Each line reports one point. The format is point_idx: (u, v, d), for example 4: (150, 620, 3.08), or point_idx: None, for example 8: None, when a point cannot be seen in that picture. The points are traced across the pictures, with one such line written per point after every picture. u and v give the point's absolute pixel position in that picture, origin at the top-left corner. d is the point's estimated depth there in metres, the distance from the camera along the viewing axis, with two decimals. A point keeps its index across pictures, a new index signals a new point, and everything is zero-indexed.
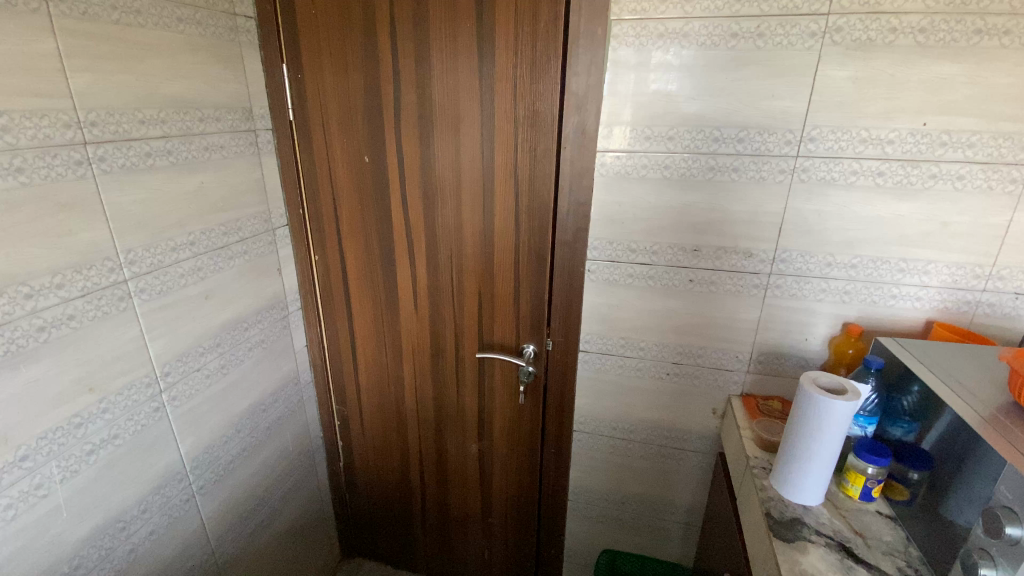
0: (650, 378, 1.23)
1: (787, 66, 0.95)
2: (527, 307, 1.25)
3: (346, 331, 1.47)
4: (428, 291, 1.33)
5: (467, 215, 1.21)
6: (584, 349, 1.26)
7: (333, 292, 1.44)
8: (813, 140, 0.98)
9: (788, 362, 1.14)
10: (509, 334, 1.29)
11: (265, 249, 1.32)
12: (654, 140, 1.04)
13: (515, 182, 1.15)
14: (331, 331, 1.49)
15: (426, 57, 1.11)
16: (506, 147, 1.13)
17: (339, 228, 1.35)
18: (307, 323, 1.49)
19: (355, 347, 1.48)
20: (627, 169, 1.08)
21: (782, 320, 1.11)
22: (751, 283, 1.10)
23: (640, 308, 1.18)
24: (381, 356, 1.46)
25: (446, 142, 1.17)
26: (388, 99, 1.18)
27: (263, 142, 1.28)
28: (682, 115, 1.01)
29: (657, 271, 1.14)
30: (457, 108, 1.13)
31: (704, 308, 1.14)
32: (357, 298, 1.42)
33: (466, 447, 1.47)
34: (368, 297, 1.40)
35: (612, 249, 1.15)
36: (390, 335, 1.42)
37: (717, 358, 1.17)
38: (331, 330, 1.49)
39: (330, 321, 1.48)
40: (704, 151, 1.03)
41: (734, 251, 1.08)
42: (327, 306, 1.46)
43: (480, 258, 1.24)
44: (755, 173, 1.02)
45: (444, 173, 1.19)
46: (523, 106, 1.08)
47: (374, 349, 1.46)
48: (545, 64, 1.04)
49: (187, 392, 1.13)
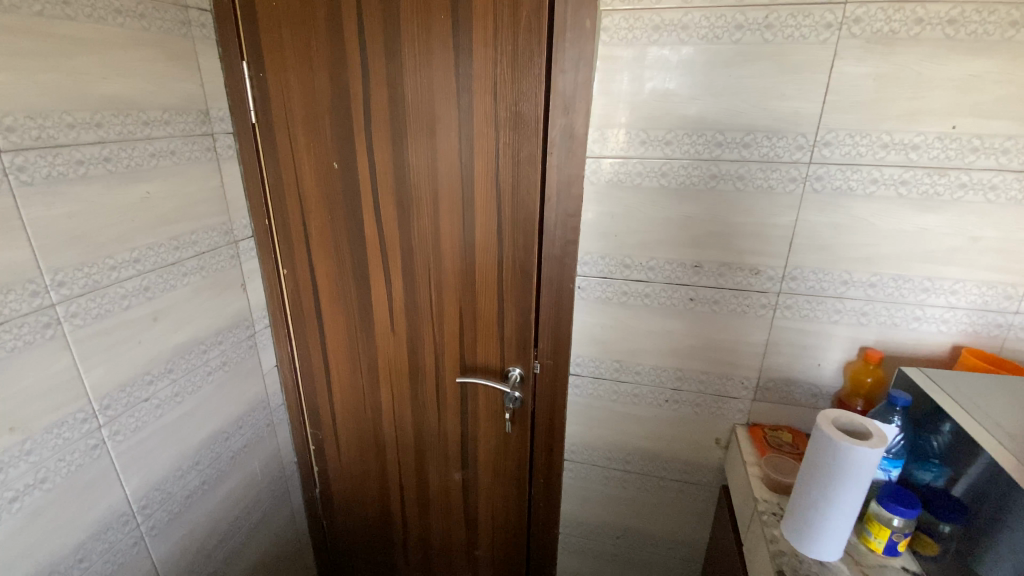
0: (647, 405, 1.13)
1: (799, 62, 0.84)
2: (512, 327, 1.14)
3: (319, 350, 1.36)
4: (406, 310, 1.22)
5: (446, 227, 1.11)
6: (575, 373, 1.15)
7: (304, 309, 1.33)
8: (828, 145, 0.87)
9: (799, 390, 1.03)
10: (493, 356, 1.19)
11: (226, 264, 1.21)
12: (650, 145, 0.94)
13: (497, 192, 1.04)
14: (303, 350, 1.38)
15: (397, 53, 1.00)
16: (486, 151, 1.02)
17: (308, 241, 1.24)
18: (276, 342, 1.38)
19: (329, 368, 1.37)
20: (620, 177, 0.97)
21: (792, 344, 1.00)
22: (758, 303, 0.99)
23: (635, 330, 1.07)
24: (356, 377, 1.35)
25: (420, 147, 1.06)
26: (357, 100, 1.07)
27: (222, 147, 1.16)
28: (681, 117, 0.91)
29: (654, 289, 1.03)
30: (432, 110, 1.02)
31: (706, 330, 1.03)
32: (329, 315, 1.31)
33: (449, 476, 1.36)
34: (342, 313, 1.29)
35: (605, 265, 1.04)
36: (366, 356, 1.31)
37: (720, 385, 1.07)
38: (302, 350, 1.38)
39: (302, 339, 1.37)
40: (705, 157, 0.92)
41: (739, 267, 0.97)
42: (298, 323, 1.35)
43: (460, 273, 1.13)
44: (762, 182, 0.91)
45: (419, 181, 1.08)
46: (504, 108, 0.98)
47: (349, 370, 1.35)
48: (528, 61, 0.93)
49: (132, 425, 1.02)
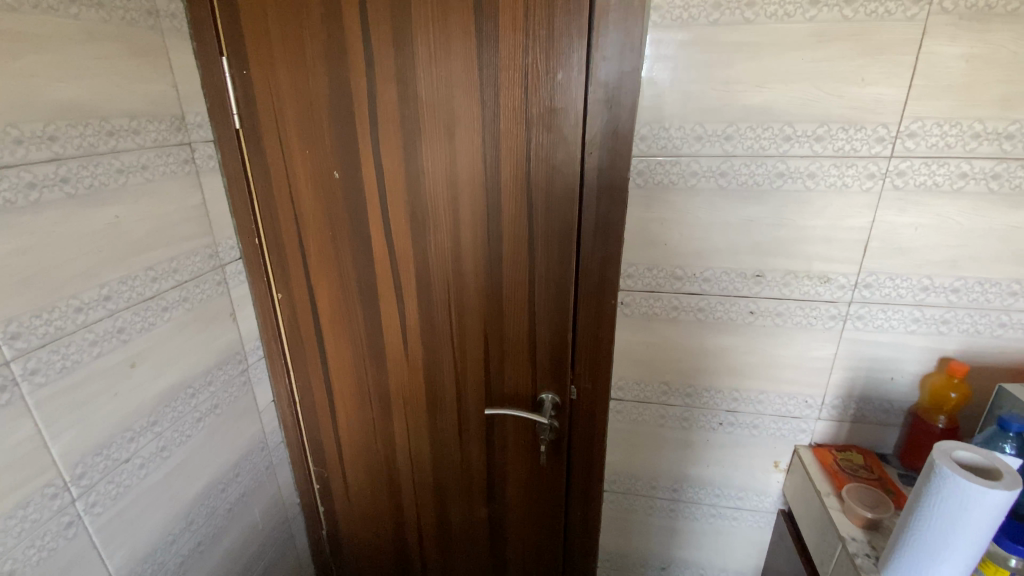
0: (699, 430, 1.02)
1: (880, 43, 0.74)
2: (545, 348, 1.02)
3: (321, 381, 1.22)
4: (422, 335, 1.08)
5: (468, 241, 0.97)
6: (616, 397, 1.03)
7: (303, 337, 1.18)
8: (911, 136, 0.77)
9: (868, 405, 0.94)
10: (523, 382, 1.06)
11: (212, 292, 1.05)
12: (707, 141, 0.82)
13: (528, 199, 0.91)
14: (303, 382, 1.24)
15: (408, 43, 0.86)
16: (515, 154, 0.89)
17: (307, 262, 1.10)
18: (272, 374, 1.23)
19: (334, 400, 1.23)
20: (671, 178, 0.85)
21: (864, 357, 0.91)
22: (826, 314, 0.89)
23: (685, 348, 0.96)
24: (365, 409, 1.21)
25: (437, 152, 0.92)
26: (361, 100, 0.92)
27: (201, 158, 1.01)
28: (743, 109, 0.79)
29: (709, 302, 0.92)
30: (451, 108, 0.88)
31: (767, 346, 0.93)
32: (333, 342, 1.16)
33: (473, 512, 1.24)
34: (347, 340, 1.14)
35: (651, 277, 0.92)
36: (375, 386, 1.17)
37: (781, 404, 0.97)
38: (302, 381, 1.24)
39: (302, 370, 1.22)
40: (771, 154, 0.81)
41: (806, 276, 0.87)
42: (296, 353, 1.21)
43: (485, 291, 1.00)
44: (835, 180, 0.81)
45: (436, 189, 0.95)
46: (536, 103, 0.85)
47: (356, 402, 1.21)
48: (565, 48, 0.81)
49: (112, 492, 0.87)
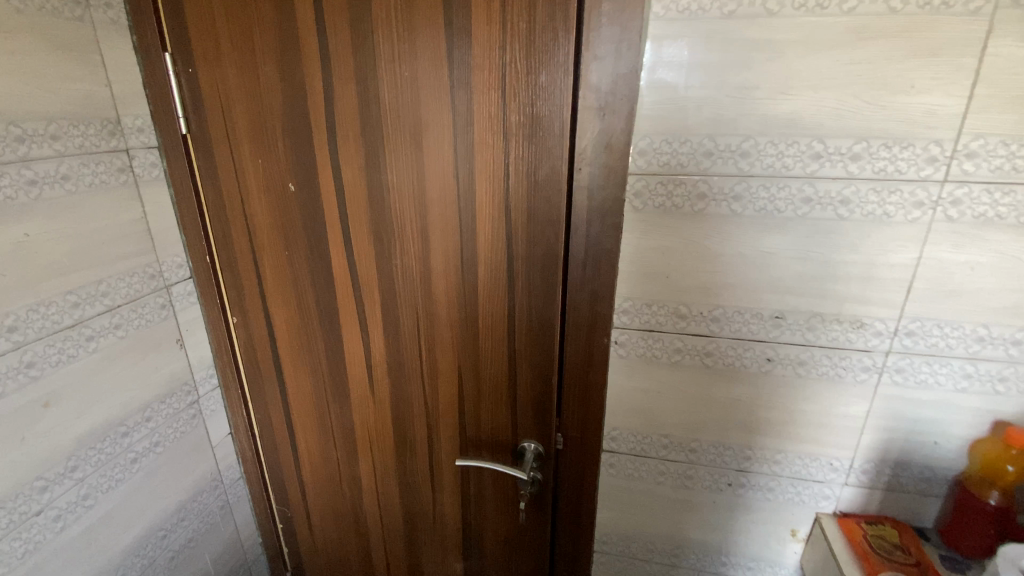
0: (705, 490, 0.88)
1: (935, 42, 0.60)
2: (527, 391, 0.88)
3: (282, 414, 1.09)
4: (389, 370, 0.95)
5: (440, 267, 0.84)
6: (609, 450, 0.89)
7: (261, 366, 1.06)
8: (970, 156, 0.63)
9: (905, 471, 0.80)
10: (503, 427, 0.92)
11: (153, 317, 0.93)
12: (719, 157, 0.68)
13: (508, 221, 0.78)
14: (263, 414, 1.11)
15: (368, 38, 0.74)
16: (491, 168, 0.76)
17: (263, 284, 0.97)
18: (228, 405, 1.11)
19: (295, 436, 1.10)
20: (675, 200, 0.71)
21: (901, 416, 0.77)
22: (858, 365, 0.75)
23: (690, 398, 0.82)
24: (329, 448, 1.08)
25: (403, 165, 0.79)
26: (317, 104, 0.80)
27: (141, 166, 0.89)
28: (764, 120, 0.66)
29: (718, 346, 0.78)
30: (418, 114, 0.76)
31: (785, 399, 0.79)
32: (293, 374, 1.03)
33: (448, 565, 1.10)
34: (308, 371, 1.02)
35: (651, 315, 0.78)
36: (339, 423, 1.04)
37: (800, 466, 0.82)
38: (262, 413, 1.11)
39: (261, 401, 1.10)
40: (797, 175, 0.67)
41: (835, 320, 0.73)
42: (255, 383, 1.08)
43: (458, 325, 0.87)
44: (874, 207, 0.67)
45: (402, 207, 0.82)
46: (515, 110, 0.72)
47: (319, 440, 1.08)
48: (549, 45, 0.68)
49: (20, 550, 0.76)
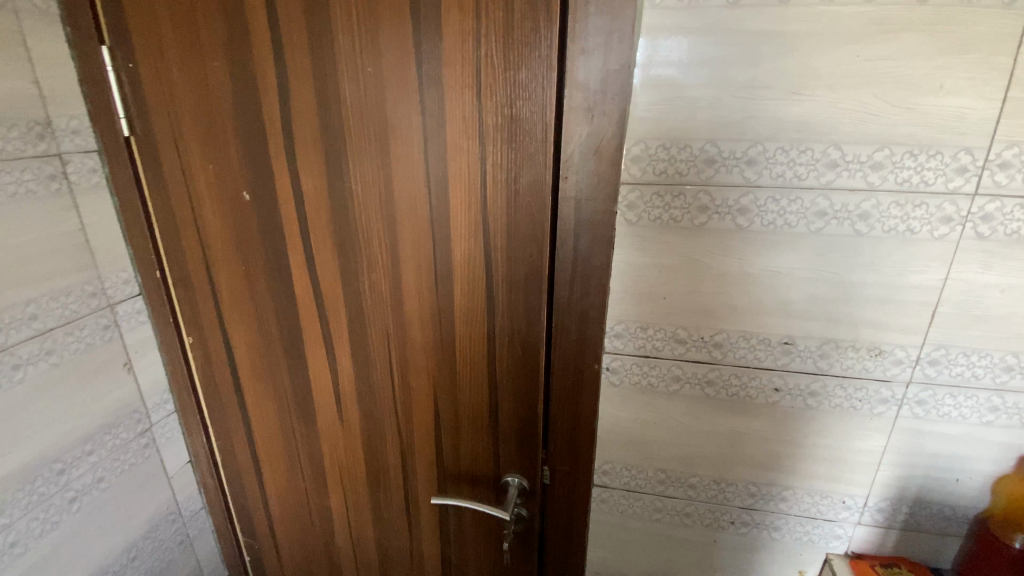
0: (704, 528, 0.80)
1: (968, 36, 0.52)
2: (511, 421, 0.79)
3: (244, 442, 0.99)
4: (358, 399, 0.85)
5: (410, 287, 0.74)
6: (600, 485, 0.81)
7: (220, 391, 0.96)
8: (1006, 167, 0.55)
9: (925, 511, 0.72)
10: (483, 462, 0.83)
11: (94, 340, 0.84)
12: (723, 165, 0.60)
13: (485, 235, 0.68)
14: (224, 441, 1.01)
15: (326, 29, 0.65)
16: (466, 174, 0.66)
17: (218, 303, 0.88)
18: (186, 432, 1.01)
19: (260, 467, 1.00)
20: (672, 214, 0.64)
21: (921, 451, 0.69)
22: (874, 396, 0.67)
23: (689, 430, 0.74)
24: (295, 479, 0.98)
25: (367, 172, 0.70)
26: (270, 104, 0.71)
27: (77, 172, 0.80)
28: (773, 124, 0.58)
29: (721, 374, 0.70)
30: (383, 115, 0.66)
31: (794, 432, 0.71)
32: (254, 401, 0.94)
33: None
34: (270, 398, 0.92)
35: (646, 339, 0.71)
36: (306, 453, 0.95)
37: (809, 503, 0.75)
38: (222, 441, 1.01)
39: (221, 429, 1.00)
40: (810, 186, 0.59)
41: (850, 346, 0.65)
42: (214, 409, 0.99)
43: (432, 349, 0.77)
44: (897, 223, 0.59)
45: (367, 218, 0.72)
46: (491, 111, 0.63)
47: (284, 471, 0.98)
48: (530, 37, 0.59)
49: None
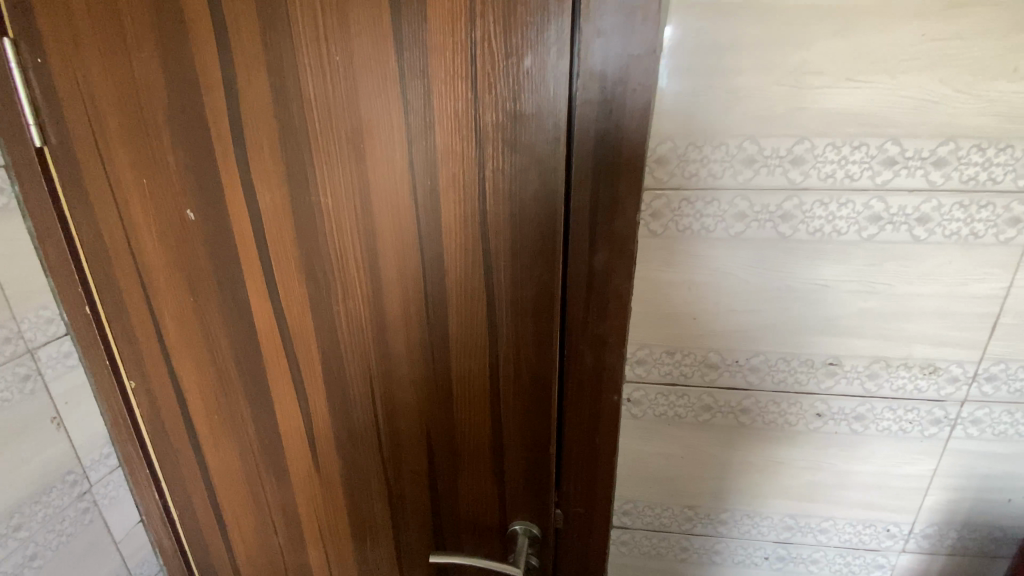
0: (736, 565, 0.72)
1: None
2: (518, 463, 0.68)
3: (202, 500, 0.85)
4: (337, 447, 0.72)
5: (396, 317, 0.62)
6: (620, 525, 0.73)
7: (172, 442, 0.81)
8: None
9: (976, 536, 0.66)
10: (487, 508, 0.72)
11: (11, 395, 0.71)
12: (764, 165, 0.52)
13: (485, 254, 0.58)
14: (180, 498, 0.86)
15: (280, 11, 0.52)
16: (460, 184, 0.55)
17: (162, 342, 0.73)
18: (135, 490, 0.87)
19: (222, 527, 0.86)
20: (705, 223, 0.54)
21: (974, 473, 0.63)
22: (925, 417, 0.61)
23: (720, 463, 0.66)
24: (266, 538, 0.84)
25: (339, 182, 0.57)
26: (215, 102, 0.58)
27: None
28: (823, 118, 0.50)
29: (757, 400, 0.62)
30: (355, 114, 0.54)
31: (837, 459, 0.64)
32: (212, 453, 0.80)
33: None
34: (231, 449, 0.78)
35: (672, 366, 0.62)
36: (276, 510, 0.81)
37: (850, 533, 0.68)
38: (177, 499, 0.86)
39: (174, 486, 0.85)
40: (864, 187, 0.51)
41: (902, 365, 0.58)
42: (164, 465, 0.84)
43: (424, 387, 0.66)
44: (959, 226, 0.52)
45: (339, 238, 0.60)
46: (490, 107, 0.52)
47: (251, 530, 0.84)
48: (536, 16, 0.48)
49: None
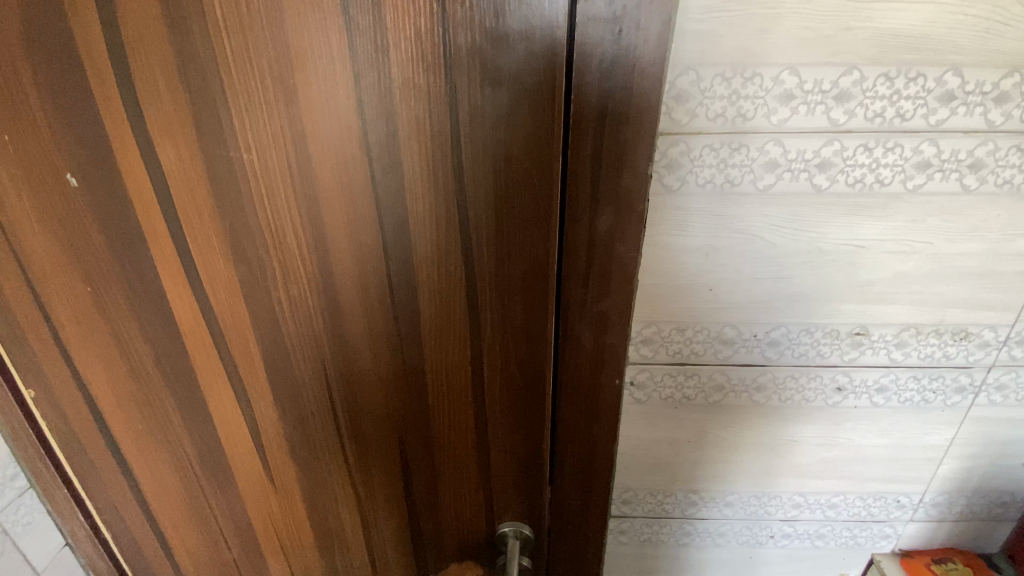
0: (739, 545, 0.68)
1: None
2: (506, 457, 0.60)
3: (128, 529, 0.70)
4: (291, 454, 0.61)
5: (353, 301, 0.51)
6: (619, 514, 0.66)
7: (81, 465, 0.65)
8: None
9: (984, 501, 0.64)
10: (470, 508, 0.64)
11: None
12: (805, 100, 0.43)
13: (462, 221, 0.47)
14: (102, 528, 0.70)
15: None
16: (428, 132, 0.43)
17: (46, 343, 0.57)
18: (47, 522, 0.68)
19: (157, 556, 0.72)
20: (729, 174, 0.45)
21: (990, 440, 0.59)
22: (950, 386, 0.56)
23: (728, 444, 0.60)
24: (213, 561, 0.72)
25: (264, 131, 0.44)
26: (78, 10, 0.41)
27: None
28: (878, 40, 0.40)
29: (774, 376, 0.55)
30: (283, 38, 0.41)
31: (855, 433, 0.59)
32: (137, 473, 0.65)
33: None
34: (159, 467, 0.64)
35: (683, 342, 0.54)
36: (223, 530, 0.69)
37: (861, 506, 0.64)
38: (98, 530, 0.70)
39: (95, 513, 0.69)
40: (915, 127, 0.43)
41: (933, 332, 0.52)
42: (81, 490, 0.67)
43: (393, 380, 0.56)
44: (1013, 173, 0.45)
45: (276, 206, 0.47)
46: (464, 27, 0.40)
47: (196, 553, 0.72)
48: None
49: None
